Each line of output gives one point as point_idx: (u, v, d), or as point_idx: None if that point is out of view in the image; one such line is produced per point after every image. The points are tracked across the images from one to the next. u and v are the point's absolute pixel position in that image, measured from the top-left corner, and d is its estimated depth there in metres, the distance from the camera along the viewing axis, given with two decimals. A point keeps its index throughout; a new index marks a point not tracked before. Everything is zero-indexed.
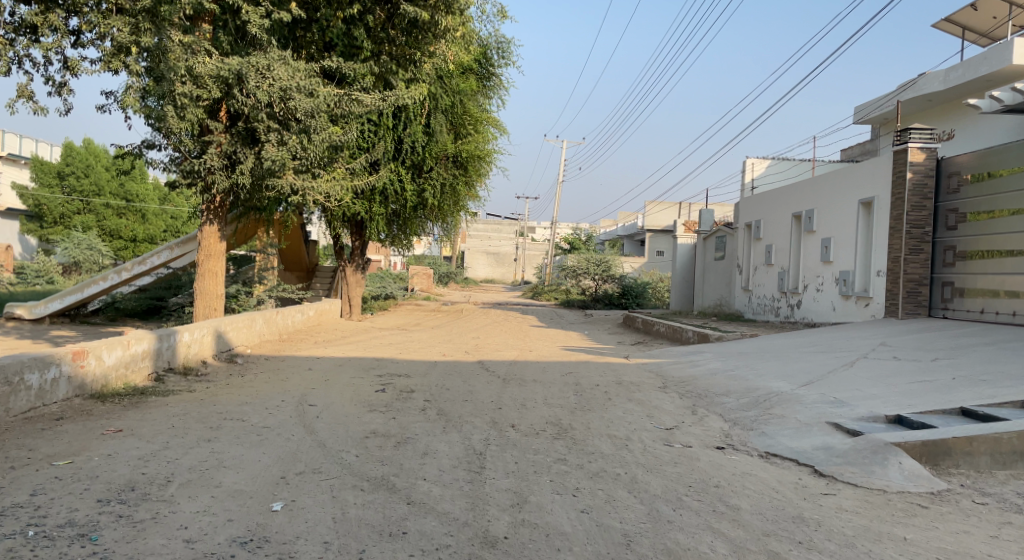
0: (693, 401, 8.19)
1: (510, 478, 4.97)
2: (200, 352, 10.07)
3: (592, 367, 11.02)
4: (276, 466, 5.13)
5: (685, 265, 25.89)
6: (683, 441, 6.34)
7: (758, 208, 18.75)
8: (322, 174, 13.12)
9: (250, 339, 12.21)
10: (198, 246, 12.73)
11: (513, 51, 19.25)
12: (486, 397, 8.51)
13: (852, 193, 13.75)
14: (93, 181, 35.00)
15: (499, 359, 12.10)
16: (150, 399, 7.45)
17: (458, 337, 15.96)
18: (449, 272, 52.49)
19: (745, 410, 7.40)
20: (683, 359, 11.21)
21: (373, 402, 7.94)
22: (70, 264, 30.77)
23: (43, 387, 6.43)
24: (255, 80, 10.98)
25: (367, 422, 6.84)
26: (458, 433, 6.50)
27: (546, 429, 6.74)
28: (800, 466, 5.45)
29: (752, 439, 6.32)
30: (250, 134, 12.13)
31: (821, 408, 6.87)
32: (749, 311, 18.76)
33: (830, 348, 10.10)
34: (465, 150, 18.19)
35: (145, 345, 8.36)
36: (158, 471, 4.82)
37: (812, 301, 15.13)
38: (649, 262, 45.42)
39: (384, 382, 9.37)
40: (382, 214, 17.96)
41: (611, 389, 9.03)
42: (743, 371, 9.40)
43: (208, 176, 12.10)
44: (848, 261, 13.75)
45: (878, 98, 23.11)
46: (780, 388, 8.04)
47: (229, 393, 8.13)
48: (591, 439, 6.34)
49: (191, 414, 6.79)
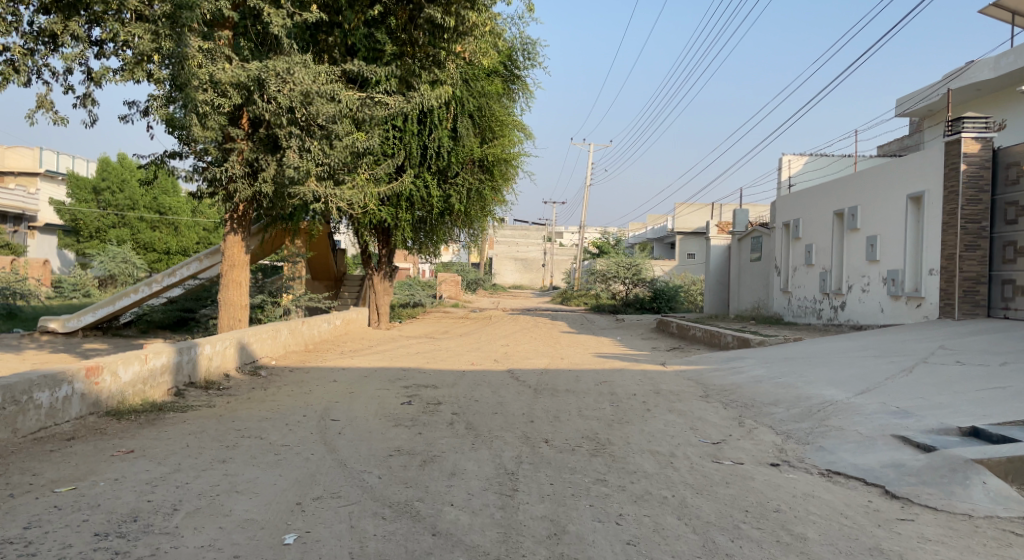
0: (740, 411, 7.65)
1: (546, 503, 4.51)
2: (223, 364, 9.78)
3: (628, 374, 10.54)
4: (292, 490, 4.75)
5: (718, 267, 25.19)
6: (732, 457, 5.83)
7: (796, 207, 18.04)
8: (346, 181, 12.80)
9: (274, 350, 11.94)
10: (222, 255, 12.49)
11: (539, 53, 18.87)
12: (517, 408, 8.06)
13: (899, 188, 13.08)
14: (127, 196, 35.42)
15: (530, 367, 11.67)
16: (167, 416, 7.14)
17: (487, 345, 15.56)
18: (477, 279, 52.21)
19: (798, 421, 6.85)
20: (725, 365, 10.65)
21: (399, 416, 7.54)
22: (105, 277, 31.14)
23: (54, 405, 6.15)
24: (276, 85, 10.67)
25: (391, 439, 6.44)
26: (488, 450, 6.06)
27: (583, 444, 6.27)
28: (867, 487, 4.92)
29: (809, 454, 5.78)
30: (272, 141, 11.92)
31: (883, 419, 6.30)
32: (789, 313, 18.08)
33: (883, 352, 9.46)
34: (492, 154, 17.79)
35: (165, 359, 8.07)
36: (165, 498, 4.47)
37: (858, 302, 14.45)
38: (680, 265, 44.67)
39: (411, 393, 8.98)
40: (408, 221, 17.64)
41: (650, 400, 8.52)
42: (791, 378, 8.81)
43: (230, 184, 11.85)
44: (897, 259, 13.08)
45: (922, 90, 22.27)
46: (834, 396, 7.47)
47: (250, 407, 7.80)
48: (633, 455, 5.85)
49: (208, 431, 6.45)
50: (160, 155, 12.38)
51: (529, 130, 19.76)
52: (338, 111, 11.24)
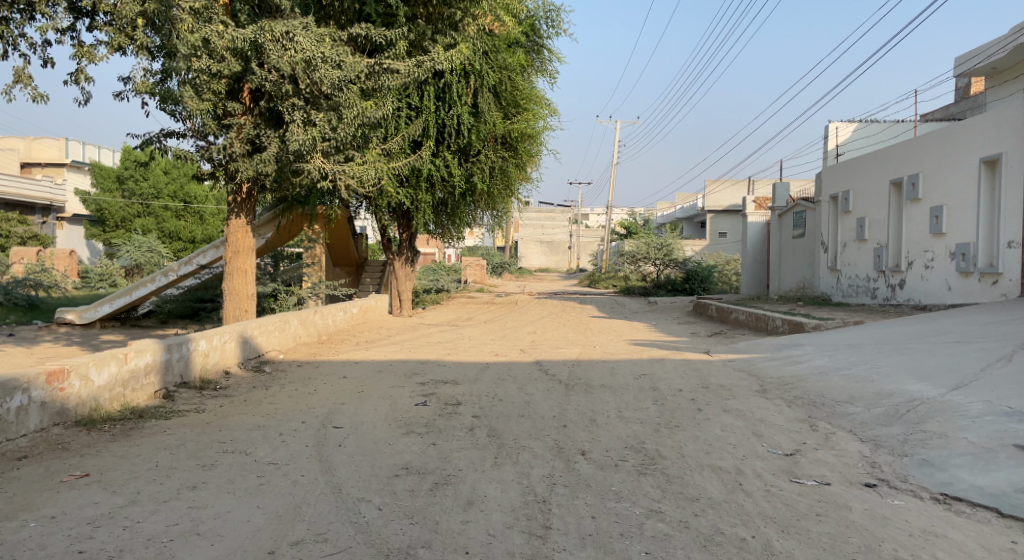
0: (808, 411, 6.53)
1: (588, 551, 3.50)
2: (222, 360, 8.86)
3: (671, 365, 9.45)
4: (268, 531, 3.79)
5: (756, 245, 23.87)
6: (815, 475, 4.73)
7: (847, 177, 16.58)
8: (356, 157, 11.67)
9: (283, 343, 11.01)
10: (226, 241, 11.41)
11: (564, 19, 17.67)
12: (547, 409, 7.02)
13: (970, 150, 11.78)
14: (151, 185, 34.77)
15: (559, 358, 10.60)
16: (148, 424, 6.23)
17: (513, 333, 14.51)
18: (503, 262, 51.41)
19: (885, 425, 5.72)
20: (780, 354, 9.47)
21: (411, 421, 6.53)
22: (132, 267, 29.98)
23: (5, 417, 5.25)
24: (275, 52, 9.63)
25: (400, 452, 5.46)
26: (515, 467, 5.04)
27: (627, 458, 5.21)
28: (1005, 522, 3.83)
29: (912, 473, 4.66)
30: (274, 115, 10.83)
31: (995, 422, 5.16)
32: (838, 294, 16.79)
33: (966, 337, 8.20)
34: (516, 129, 16.62)
35: (149, 358, 7.14)
36: (104, 548, 3.51)
37: (920, 280, 13.17)
38: (711, 244, 43.19)
39: (427, 392, 7.97)
40: (429, 202, 16.50)
41: (699, 397, 7.41)
42: (863, 370, 7.64)
43: (231, 164, 10.72)
44: (967, 231, 11.79)
45: (985, 47, 20.68)
46: (922, 393, 6.29)
47: (243, 412, 6.84)
48: (691, 473, 4.79)
49: (186, 445, 5.51)
50: (156, 136, 11.28)
51: (553, 105, 18.55)
52: (345, 78, 10.16)
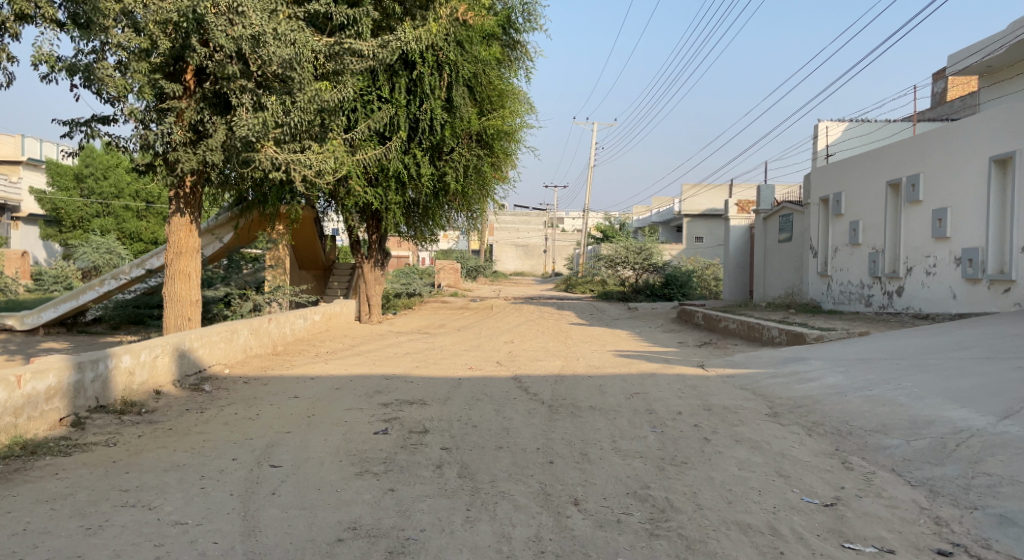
0: (836, 443, 5.57)
1: None
2: (152, 378, 7.67)
3: (665, 382, 8.48)
4: None
5: (739, 250, 23.13)
6: (871, 539, 3.73)
7: (840, 178, 15.77)
8: (314, 146, 10.46)
9: (229, 355, 9.80)
10: (166, 241, 10.10)
11: (541, 14, 16.74)
12: (529, 439, 5.95)
13: (979, 149, 11.01)
14: (112, 183, 33.12)
15: (540, 372, 9.57)
16: (39, 465, 5.04)
17: (488, 342, 13.43)
18: (477, 266, 50.31)
19: (937, 464, 4.77)
20: (785, 370, 8.52)
21: (367, 456, 5.43)
22: (89, 269, 27.74)
23: None
24: (218, 26, 8.38)
25: (348, 503, 4.35)
26: (492, 525, 3.98)
27: (632, 511, 4.18)
28: None
29: (992, 536, 3.70)
30: (221, 100, 9.65)
31: None
32: (829, 300, 16.03)
33: (997, 352, 7.30)
34: (491, 126, 15.54)
35: (51, 380, 5.96)
36: None
37: (920, 287, 12.39)
38: (689, 249, 42.62)
39: (388, 416, 6.84)
40: (399, 203, 15.35)
41: (705, 423, 6.40)
42: (887, 391, 6.70)
43: (170, 154, 9.40)
44: (974, 235, 11.03)
45: (980, 44, 20.04)
46: (968, 422, 5.35)
47: (163, 445, 5.68)
48: (717, 536, 3.78)
49: (78, 495, 4.37)
50: (86, 122, 9.92)
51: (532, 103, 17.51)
52: (298, 56, 9.00)
